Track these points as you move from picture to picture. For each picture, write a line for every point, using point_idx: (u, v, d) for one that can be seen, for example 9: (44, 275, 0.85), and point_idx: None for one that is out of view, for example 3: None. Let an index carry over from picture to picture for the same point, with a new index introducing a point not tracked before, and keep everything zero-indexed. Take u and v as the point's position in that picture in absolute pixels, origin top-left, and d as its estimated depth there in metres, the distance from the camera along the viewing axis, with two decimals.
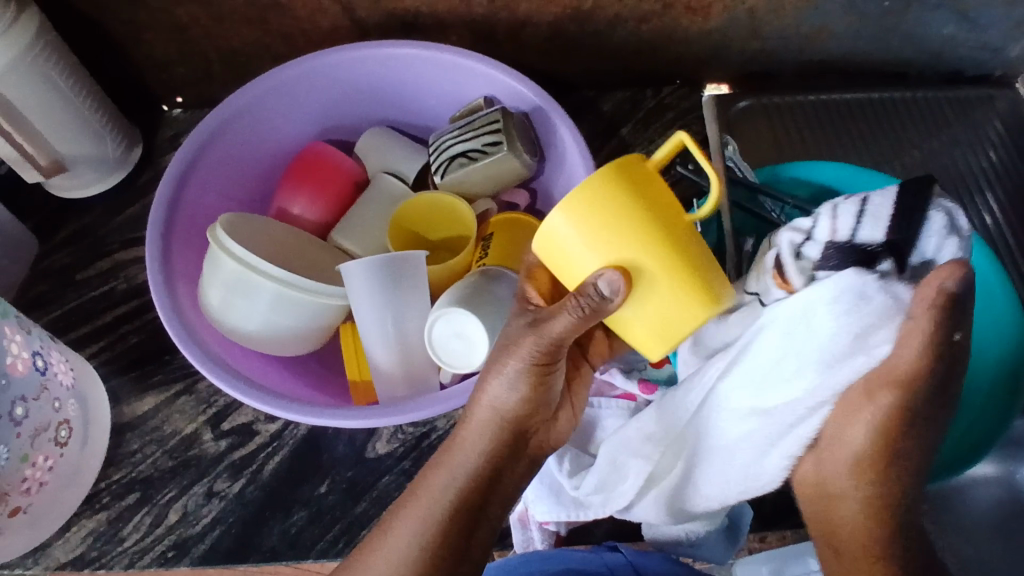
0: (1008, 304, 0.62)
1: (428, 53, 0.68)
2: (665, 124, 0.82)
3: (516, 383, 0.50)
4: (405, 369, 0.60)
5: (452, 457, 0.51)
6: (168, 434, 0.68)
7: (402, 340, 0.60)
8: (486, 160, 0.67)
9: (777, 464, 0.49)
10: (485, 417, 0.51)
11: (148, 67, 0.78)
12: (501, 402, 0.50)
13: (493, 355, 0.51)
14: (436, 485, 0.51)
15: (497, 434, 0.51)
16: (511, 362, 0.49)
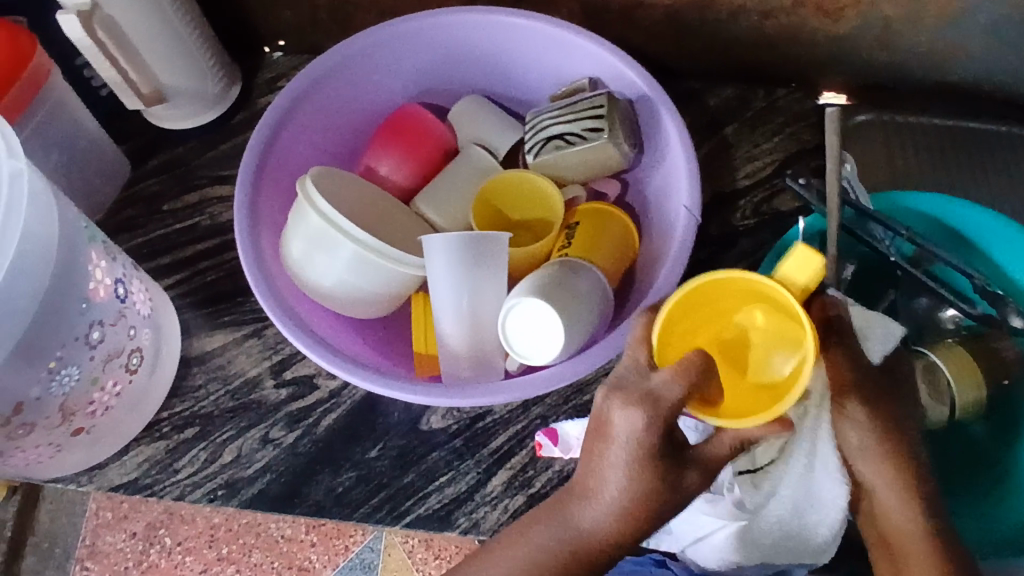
0: None
1: (538, 25, 0.66)
2: (773, 129, 0.76)
3: (644, 498, 0.46)
4: (473, 350, 0.59)
5: (525, 556, 0.50)
6: (232, 374, 0.69)
7: (473, 318, 0.58)
8: (584, 146, 0.64)
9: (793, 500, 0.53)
10: (574, 532, 0.49)
11: (255, 7, 0.78)
12: (604, 507, 0.48)
13: (609, 458, 0.46)
14: (507, 555, 0.51)
15: (597, 540, 0.48)
16: (636, 502, 0.46)
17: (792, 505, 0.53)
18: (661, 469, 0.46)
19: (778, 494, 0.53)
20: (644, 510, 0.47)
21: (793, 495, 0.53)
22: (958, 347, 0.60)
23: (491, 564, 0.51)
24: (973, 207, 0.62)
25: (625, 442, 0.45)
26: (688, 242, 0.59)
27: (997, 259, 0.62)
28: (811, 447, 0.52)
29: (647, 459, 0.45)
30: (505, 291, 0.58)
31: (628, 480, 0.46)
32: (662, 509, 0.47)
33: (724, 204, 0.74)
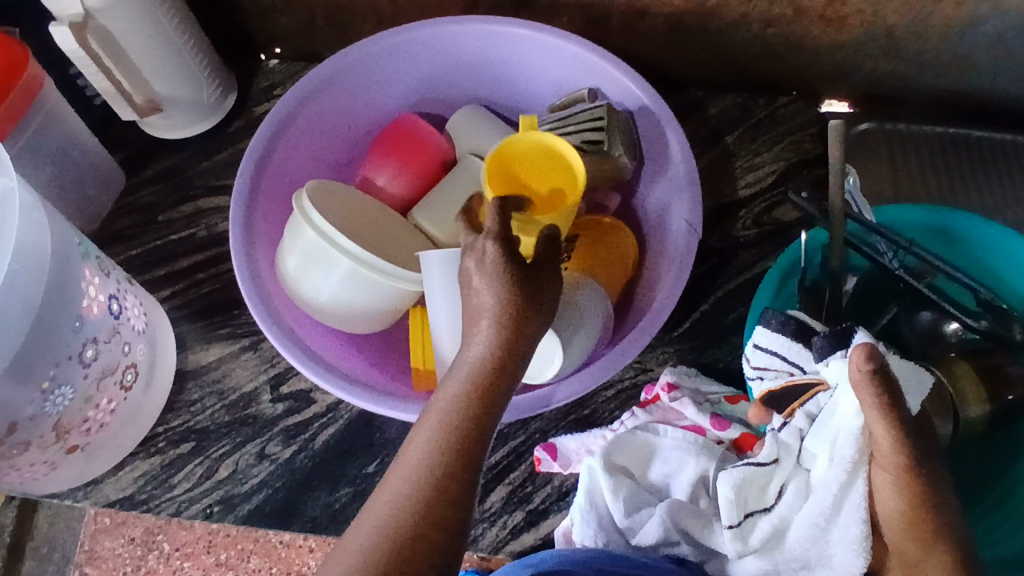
0: None
1: (537, 35, 0.65)
2: (774, 138, 0.76)
3: (515, 300, 0.46)
4: None
5: (438, 414, 0.44)
6: (228, 388, 0.68)
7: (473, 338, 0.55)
8: (584, 159, 0.64)
9: (807, 537, 0.50)
10: (474, 364, 0.45)
11: (251, 16, 0.77)
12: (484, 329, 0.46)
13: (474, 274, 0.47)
14: (429, 417, 0.45)
15: (490, 374, 0.45)
16: (500, 297, 0.46)
17: (796, 557, 0.51)
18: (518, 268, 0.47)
19: (784, 543, 0.52)
20: (521, 306, 0.46)
21: (799, 550, 0.51)
22: (963, 364, 0.59)
23: (411, 447, 0.44)
24: (978, 220, 0.61)
25: (475, 257, 0.47)
26: (689, 257, 0.59)
27: (1002, 271, 0.61)
28: (830, 508, 0.48)
29: (499, 253, 0.47)
30: None
31: (494, 288, 0.46)
32: (531, 311, 0.46)
33: (724, 215, 0.74)
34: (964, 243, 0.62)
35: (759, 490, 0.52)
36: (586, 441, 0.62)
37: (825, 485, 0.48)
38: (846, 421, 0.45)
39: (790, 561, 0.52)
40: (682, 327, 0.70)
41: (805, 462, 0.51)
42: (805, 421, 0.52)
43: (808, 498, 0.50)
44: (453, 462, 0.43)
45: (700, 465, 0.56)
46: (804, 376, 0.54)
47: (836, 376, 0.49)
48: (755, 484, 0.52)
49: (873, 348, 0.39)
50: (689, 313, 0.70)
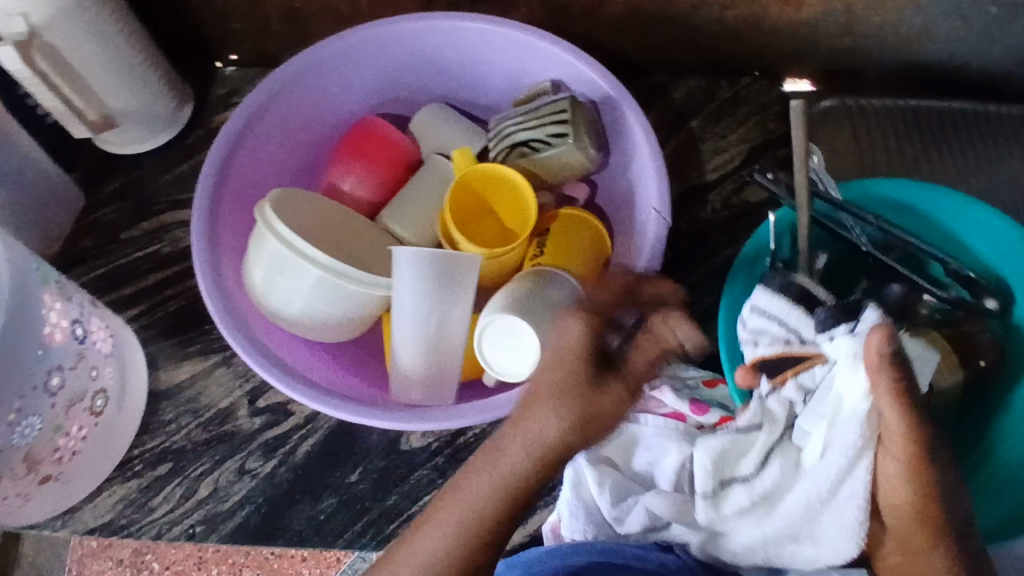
0: None
1: (496, 29, 0.65)
2: (738, 120, 0.76)
3: (581, 431, 0.45)
4: (432, 369, 0.56)
5: (455, 511, 0.46)
6: (203, 406, 0.67)
7: (438, 340, 0.55)
8: (549, 152, 0.63)
9: (801, 513, 0.51)
10: (507, 480, 0.46)
11: (204, 24, 0.76)
12: (528, 440, 0.46)
13: (544, 392, 0.45)
14: (447, 508, 0.47)
15: (524, 488, 0.46)
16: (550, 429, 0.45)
17: (787, 535, 0.52)
18: (602, 395, 0.45)
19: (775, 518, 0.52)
20: (577, 440, 0.46)
21: (789, 527, 0.52)
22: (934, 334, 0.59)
23: (425, 535, 0.47)
24: (942, 193, 0.62)
25: (546, 373, 0.46)
26: (659, 243, 0.58)
27: (971, 242, 0.62)
28: (829, 487, 0.49)
29: (575, 384, 0.45)
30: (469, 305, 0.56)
31: (563, 415, 0.45)
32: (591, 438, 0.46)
33: (692, 200, 0.74)
34: (930, 216, 0.63)
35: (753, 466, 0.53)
36: None
37: (826, 461, 0.49)
38: (853, 402, 0.47)
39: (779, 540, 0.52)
40: None
41: (796, 440, 0.53)
42: (796, 392, 0.54)
43: (803, 475, 0.51)
44: (462, 559, 0.46)
45: (682, 451, 0.56)
46: (801, 347, 0.54)
47: (837, 352, 0.49)
48: (750, 462, 0.53)
49: (889, 332, 0.42)
50: None
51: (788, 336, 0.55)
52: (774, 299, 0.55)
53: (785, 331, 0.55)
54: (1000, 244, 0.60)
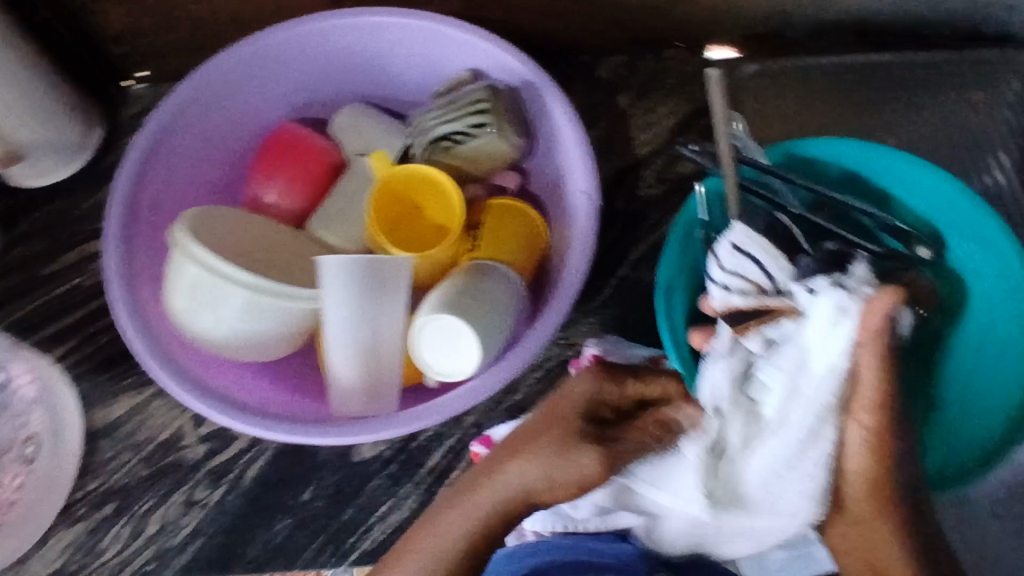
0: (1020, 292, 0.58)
1: (407, 21, 0.63)
2: (665, 93, 0.76)
3: (564, 488, 0.51)
4: (371, 380, 0.54)
5: (442, 528, 0.51)
6: (143, 440, 0.65)
7: (373, 348, 0.54)
8: (472, 143, 0.61)
9: (758, 476, 0.50)
10: (500, 500, 0.51)
11: (105, 43, 0.72)
12: (513, 480, 0.51)
13: (543, 446, 0.51)
14: (438, 527, 0.51)
15: (514, 507, 0.51)
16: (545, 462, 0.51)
17: (744, 503, 0.51)
18: (590, 459, 0.50)
19: (737, 486, 0.51)
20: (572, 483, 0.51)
21: (751, 494, 0.50)
22: None
23: (417, 549, 0.51)
24: (871, 146, 0.61)
25: (558, 413, 0.52)
26: (591, 227, 0.57)
27: (900, 194, 0.62)
28: (794, 446, 0.49)
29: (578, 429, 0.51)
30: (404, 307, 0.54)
31: (566, 454, 0.51)
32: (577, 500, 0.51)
33: (626, 177, 0.73)
34: (858, 172, 0.62)
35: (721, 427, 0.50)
36: None
37: (794, 418, 0.49)
38: (830, 352, 0.48)
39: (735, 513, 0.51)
40: (602, 295, 0.69)
41: (754, 397, 0.51)
42: (761, 345, 0.51)
43: (763, 433, 0.50)
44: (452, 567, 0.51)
45: None
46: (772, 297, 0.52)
47: (823, 313, 0.48)
48: (719, 424, 0.50)
49: (893, 298, 0.46)
50: (607, 280, 0.70)
51: (762, 281, 0.53)
52: (747, 242, 0.53)
53: (758, 274, 0.53)
54: (930, 192, 0.60)
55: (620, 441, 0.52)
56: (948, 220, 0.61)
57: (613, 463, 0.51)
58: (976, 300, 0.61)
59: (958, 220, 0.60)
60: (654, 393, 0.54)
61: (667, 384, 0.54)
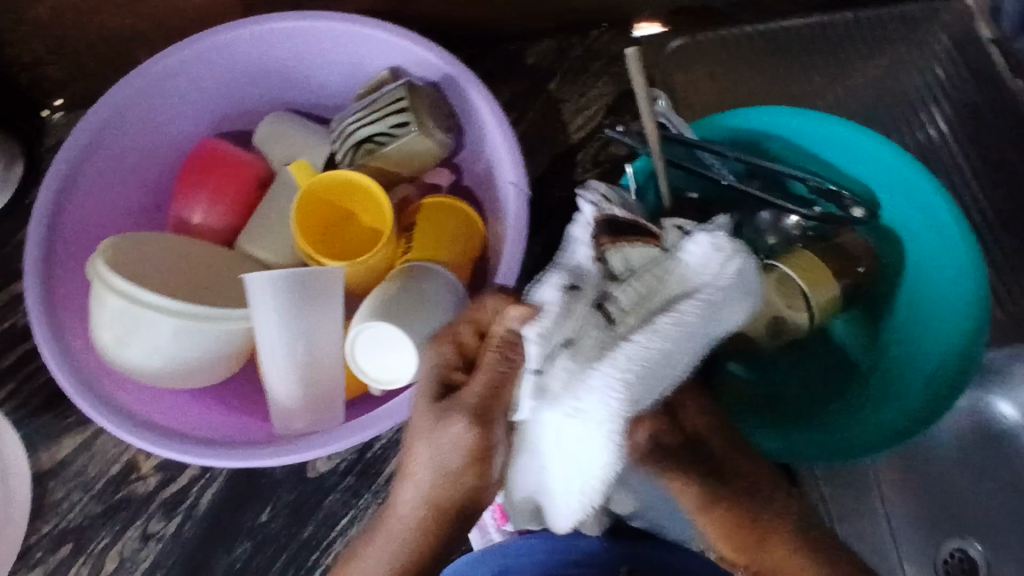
0: (958, 242, 0.57)
1: (321, 25, 0.62)
2: (595, 75, 0.75)
3: (462, 474, 0.42)
4: (311, 396, 0.53)
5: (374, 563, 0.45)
6: (93, 477, 0.63)
7: (310, 363, 0.53)
8: (396, 144, 0.59)
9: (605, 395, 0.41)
10: (407, 516, 0.44)
11: (14, 73, 0.70)
12: (415, 496, 0.43)
13: (418, 438, 0.43)
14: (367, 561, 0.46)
15: (425, 519, 0.44)
16: (421, 453, 0.42)
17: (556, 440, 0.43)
18: (458, 429, 0.41)
19: (545, 417, 0.42)
20: (452, 469, 0.42)
21: (559, 430, 0.42)
22: (805, 254, 0.60)
23: None
24: (798, 114, 0.61)
25: (417, 395, 0.44)
26: (523, 217, 0.57)
27: (831, 157, 0.62)
28: (644, 350, 0.42)
29: (429, 406, 0.43)
30: (337, 318, 0.53)
31: (428, 448, 0.42)
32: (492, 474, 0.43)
33: (562, 163, 0.73)
34: (788, 140, 0.62)
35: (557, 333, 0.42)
36: None
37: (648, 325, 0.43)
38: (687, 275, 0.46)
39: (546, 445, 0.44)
40: None
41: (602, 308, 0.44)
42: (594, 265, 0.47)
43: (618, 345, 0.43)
44: None
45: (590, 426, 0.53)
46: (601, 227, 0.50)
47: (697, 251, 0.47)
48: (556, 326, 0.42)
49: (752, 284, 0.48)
50: None
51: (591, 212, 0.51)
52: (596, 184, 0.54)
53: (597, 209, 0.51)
54: (861, 154, 0.61)
55: (472, 393, 0.42)
56: (874, 175, 0.61)
57: (491, 422, 0.42)
58: (911, 249, 0.61)
59: (890, 180, 0.60)
60: (487, 317, 0.44)
61: (491, 306, 0.44)
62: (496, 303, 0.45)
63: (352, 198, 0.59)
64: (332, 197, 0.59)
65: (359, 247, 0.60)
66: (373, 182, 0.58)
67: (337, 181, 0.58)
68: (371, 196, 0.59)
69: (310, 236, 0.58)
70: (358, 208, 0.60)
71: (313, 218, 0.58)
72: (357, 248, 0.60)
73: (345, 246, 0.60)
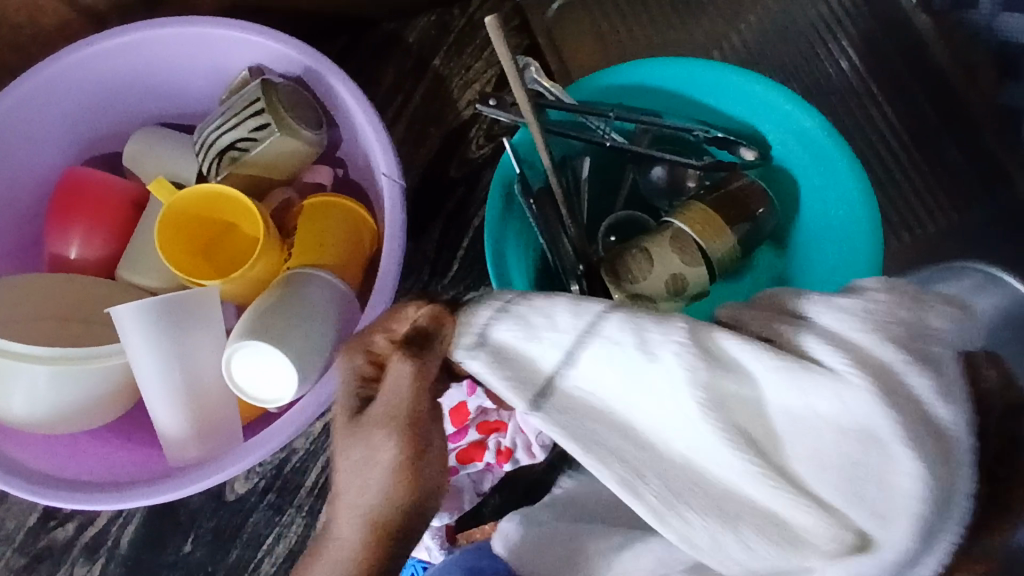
0: (846, 170, 0.56)
1: (170, 32, 0.58)
2: (480, 46, 0.72)
3: (401, 488, 0.35)
4: (203, 420, 0.52)
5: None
6: (9, 533, 0.61)
7: (197, 387, 0.52)
8: (259, 149, 0.57)
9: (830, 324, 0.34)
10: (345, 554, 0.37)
11: None
12: (355, 524, 0.36)
13: (347, 458, 0.36)
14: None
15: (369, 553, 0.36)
16: (358, 474, 0.36)
17: (893, 406, 0.31)
18: (387, 443, 0.35)
19: (855, 401, 0.31)
20: (396, 488, 0.35)
21: (868, 401, 0.31)
22: (696, 206, 0.58)
23: None
24: (675, 61, 0.58)
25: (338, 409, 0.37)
26: (398, 210, 0.54)
27: (713, 101, 0.60)
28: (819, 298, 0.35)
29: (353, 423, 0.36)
30: (220, 337, 0.53)
31: (363, 468, 0.35)
32: (423, 516, 0.37)
33: (455, 142, 0.70)
34: (666, 88, 0.60)
35: (682, 377, 0.34)
36: None
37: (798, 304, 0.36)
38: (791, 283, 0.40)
39: (899, 427, 0.31)
40: (452, 271, 0.68)
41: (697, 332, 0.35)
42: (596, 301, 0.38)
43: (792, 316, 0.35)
44: None
45: None
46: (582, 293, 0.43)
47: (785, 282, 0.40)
48: (629, 354, 0.34)
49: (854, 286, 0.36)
50: (455, 252, 0.68)
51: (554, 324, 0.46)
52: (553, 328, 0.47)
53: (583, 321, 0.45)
54: (741, 95, 0.59)
55: (392, 399, 0.34)
56: (759, 116, 0.59)
57: (424, 426, 0.35)
58: (803, 185, 0.60)
59: (773, 119, 0.59)
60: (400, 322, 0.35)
61: (408, 311, 0.35)
62: (418, 308, 0.35)
63: (222, 208, 0.57)
64: (201, 210, 0.56)
65: (238, 256, 0.58)
66: (239, 191, 0.55)
67: (203, 196, 0.55)
68: (239, 204, 0.56)
69: (183, 255, 0.56)
70: (232, 217, 0.57)
71: (185, 234, 0.56)
72: (236, 257, 0.58)
73: (225, 259, 0.58)
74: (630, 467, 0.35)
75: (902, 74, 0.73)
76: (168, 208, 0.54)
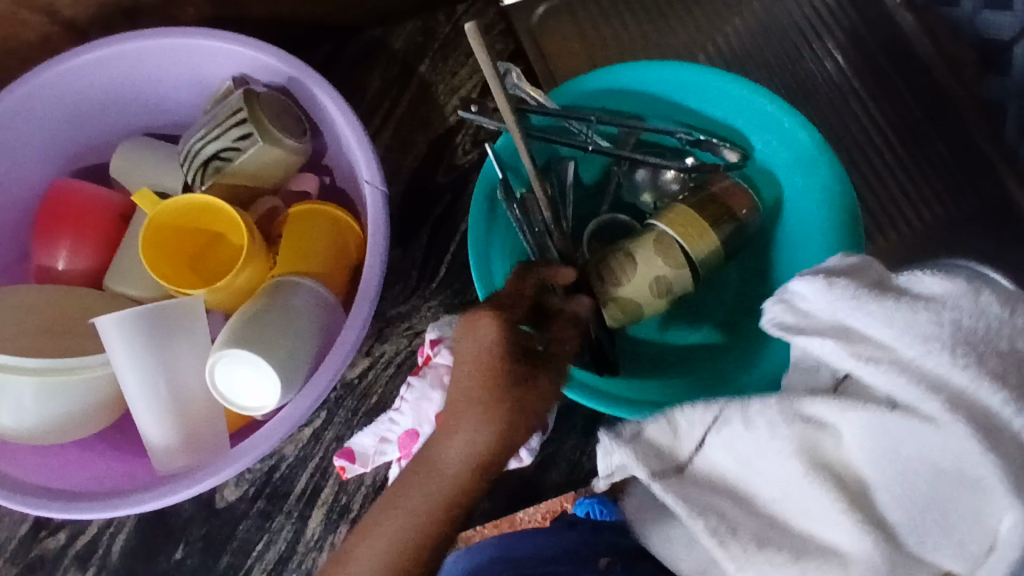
0: (824, 165, 0.57)
1: (152, 43, 0.58)
2: (465, 51, 0.73)
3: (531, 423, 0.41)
4: (189, 429, 0.52)
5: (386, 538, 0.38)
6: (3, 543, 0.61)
7: (183, 397, 0.52)
8: (243, 158, 0.57)
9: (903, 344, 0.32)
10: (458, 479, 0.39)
11: None
12: (471, 449, 0.39)
13: (498, 390, 0.40)
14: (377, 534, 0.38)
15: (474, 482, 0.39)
16: (497, 407, 0.39)
17: (988, 442, 0.29)
18: (541, 379, 0.41)
19: (935, 439, 0.31)
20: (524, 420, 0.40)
21: (960, 434, 0.29)
22: (681, 208, 0.57)
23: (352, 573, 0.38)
24: (655, 64, 0.59)
25: (473, 352, 0.41)
26: (382, 216, 0.54)
27: (694, 104, 0.60)
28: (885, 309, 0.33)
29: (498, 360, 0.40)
30: (204, 348, 0.53)
31: (506, 400, 0.40)
32: (505, 455, 0.40)
33: (441, 147, 0.71)
34: (647, 90, 0.60)
35: (773, 430, 0.36)
36: (379, 431, 0.59)
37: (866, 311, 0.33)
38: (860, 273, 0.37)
39: (997, 464, 0.29)
40: None
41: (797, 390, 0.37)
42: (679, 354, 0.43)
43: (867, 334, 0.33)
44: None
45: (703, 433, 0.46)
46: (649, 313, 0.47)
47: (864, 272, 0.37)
48: (741, 430, 0.38)
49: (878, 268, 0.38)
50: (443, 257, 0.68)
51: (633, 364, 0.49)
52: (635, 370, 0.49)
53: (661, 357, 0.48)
54: (720, 95, 0.59)
55: (554, 345, 0.42)
56: (741, 117, 0.60)
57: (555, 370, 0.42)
58: (785, 184, 0.60)
59: (754, 120, 0.59)
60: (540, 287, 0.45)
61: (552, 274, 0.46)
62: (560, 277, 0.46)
63: (205, 218, 0.57)
64: (185, 220, 0.57)
65: (223, 266, 0.58)
66: (222, 200, 0.55)
67: (186, 206, 0.56)
68: (222, 213, 0.56)
69: (167, 265, 0.56)
70: (217, 226, 0.58)
71: (169, 244, 0.56)
72: (221, 266, 0.58)
73: (209, 268, 0.58)
74: (727, 522, 0.37)
75: (886, 71, 0.73)
76: (152, 218, 0.55)
